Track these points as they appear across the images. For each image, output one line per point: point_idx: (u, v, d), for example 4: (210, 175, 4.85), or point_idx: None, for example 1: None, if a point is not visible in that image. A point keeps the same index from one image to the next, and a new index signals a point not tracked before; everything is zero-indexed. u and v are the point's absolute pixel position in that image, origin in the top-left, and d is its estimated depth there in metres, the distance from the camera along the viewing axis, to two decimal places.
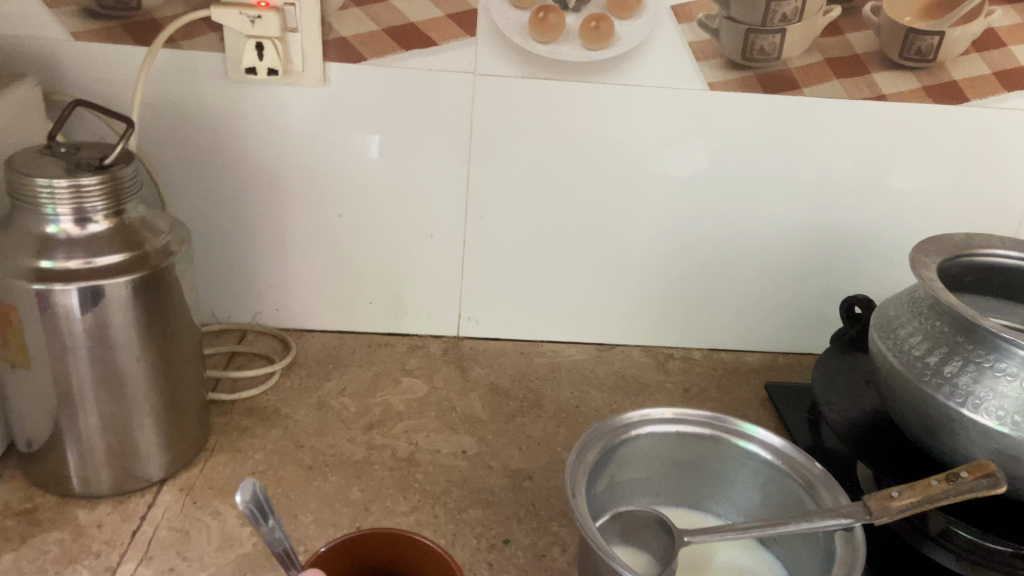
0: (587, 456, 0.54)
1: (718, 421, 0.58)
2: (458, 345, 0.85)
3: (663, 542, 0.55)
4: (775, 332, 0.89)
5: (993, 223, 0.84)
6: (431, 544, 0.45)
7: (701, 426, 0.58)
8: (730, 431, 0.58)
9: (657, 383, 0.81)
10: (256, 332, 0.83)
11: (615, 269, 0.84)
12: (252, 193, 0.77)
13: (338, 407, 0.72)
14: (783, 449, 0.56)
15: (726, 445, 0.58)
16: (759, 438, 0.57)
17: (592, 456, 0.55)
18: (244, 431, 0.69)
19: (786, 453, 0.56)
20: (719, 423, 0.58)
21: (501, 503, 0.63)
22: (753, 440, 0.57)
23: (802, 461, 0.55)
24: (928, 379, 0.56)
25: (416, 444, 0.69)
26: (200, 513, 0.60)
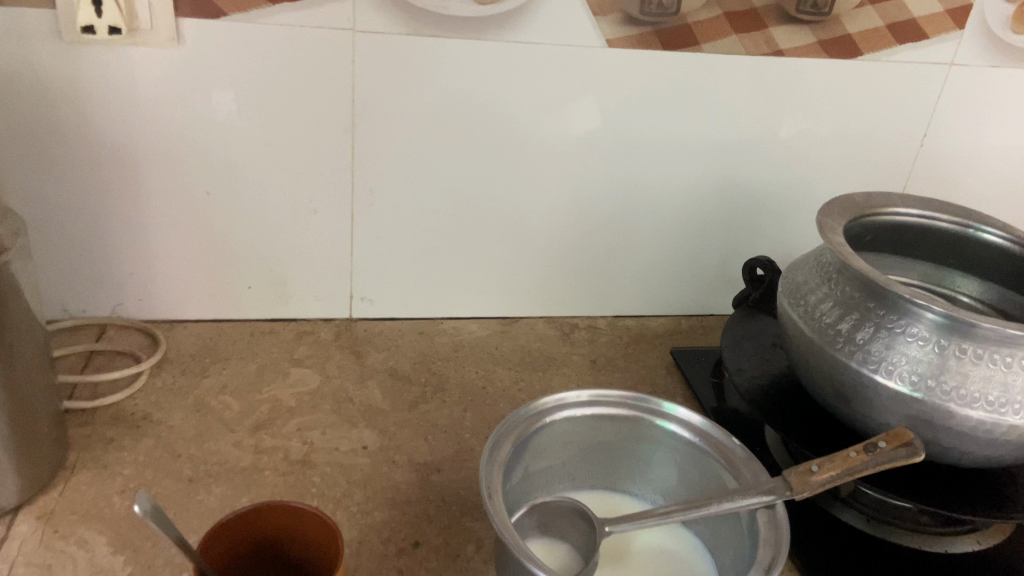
0: (501, 452, 0.51)
1: (631, 400, 0.55)
2: (352, 327, 0.79)
3: (583, 532, 0.53)
4: (677, 295, 0.88)
5: (884, 177, 0.84)
6: (302, 510, 0.42)
7: (617, 407, 0.55)
8: (645, 409, 0.55)
9: (564, 355, 0.78)
10: (118, 327, 0.74)
11: (516, 238, 0.80)
12: (104, 171, 0.67)
13: (219, 407, 0.65)
14: (701, 425, 0.54)
15: (642, 425, 0.55)
16: (678, 417, 0.55)
17: (505, 451, 0.51)
18: (110, 442, 0.61)
19: (706, 430, 0.54)
20: (637, 403, 0.55)
21: (409, 502, 0.59)
22: (672, 419, 0.54)
23: (723, 438, 0.53)
24: (841, 346, 0.54)
25: (311, 443, 0.63)
26: (64, 543, 0.52)
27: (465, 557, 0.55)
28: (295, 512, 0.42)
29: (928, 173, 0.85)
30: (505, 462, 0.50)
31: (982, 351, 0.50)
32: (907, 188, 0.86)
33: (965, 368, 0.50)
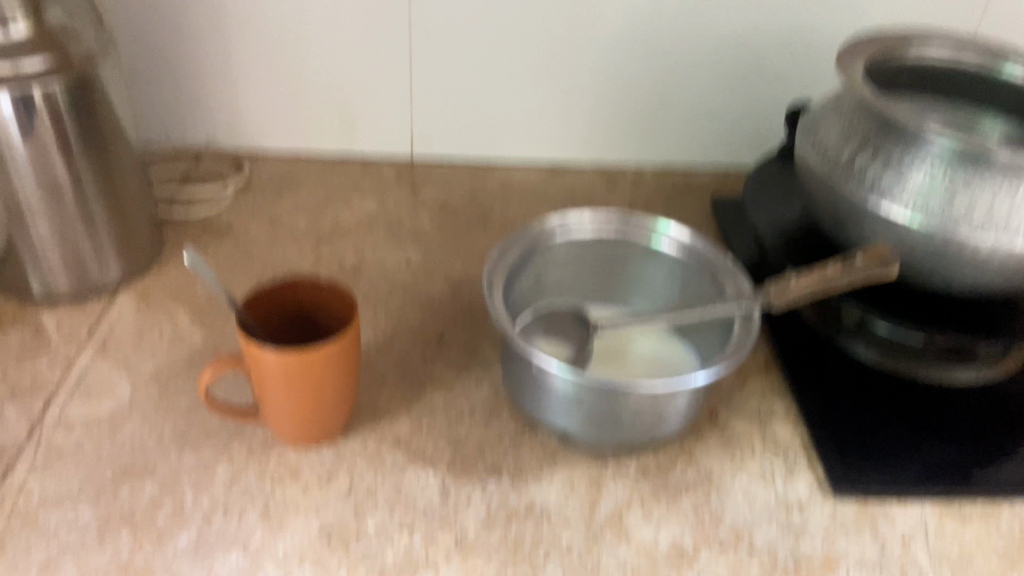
0: (507, 258, 0.57)
1: (635, 223, 0.60)
2: (412, 168, 0.86)
3: (580, 334, 0.59)
4: (729, 149, 0.89)
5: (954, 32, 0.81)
6: (325, 283, 0.51)
7: (621, 229, 0.60)
8: (647, 232, 0.60)
9: (605, 199, 0.83)
10: (212, 156, 0.85)
11: (568, 85, 0.83)
12: (192, 11, 0.76)
13: (289, 223, 0.75)
14: (696, 247, 0.59)
15: (643, 246, 0.60)
16: (672, 236, 0.59)
17: (511, 258, 0.57)
18: (197, 243, 0.71)
19: (697, 247, 0.58)
20: (633, 224, 0.60)
21: (440, 307, 0.67)
22: (665, 238, 0.59)
23: (712, 254, 0.58)
24: (839, 175, 0.57)
25: (363, 256, 0.72)
26: (154, 314, 0.63)
27: (482, 353, 0.63)
28: (321, 285, 0.51)
29: (1004, 27, 0.81)
30: (510, 268, 0.57)
31: (971, 176, 0.51)
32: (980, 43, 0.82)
33: (952, 191, 0.51)
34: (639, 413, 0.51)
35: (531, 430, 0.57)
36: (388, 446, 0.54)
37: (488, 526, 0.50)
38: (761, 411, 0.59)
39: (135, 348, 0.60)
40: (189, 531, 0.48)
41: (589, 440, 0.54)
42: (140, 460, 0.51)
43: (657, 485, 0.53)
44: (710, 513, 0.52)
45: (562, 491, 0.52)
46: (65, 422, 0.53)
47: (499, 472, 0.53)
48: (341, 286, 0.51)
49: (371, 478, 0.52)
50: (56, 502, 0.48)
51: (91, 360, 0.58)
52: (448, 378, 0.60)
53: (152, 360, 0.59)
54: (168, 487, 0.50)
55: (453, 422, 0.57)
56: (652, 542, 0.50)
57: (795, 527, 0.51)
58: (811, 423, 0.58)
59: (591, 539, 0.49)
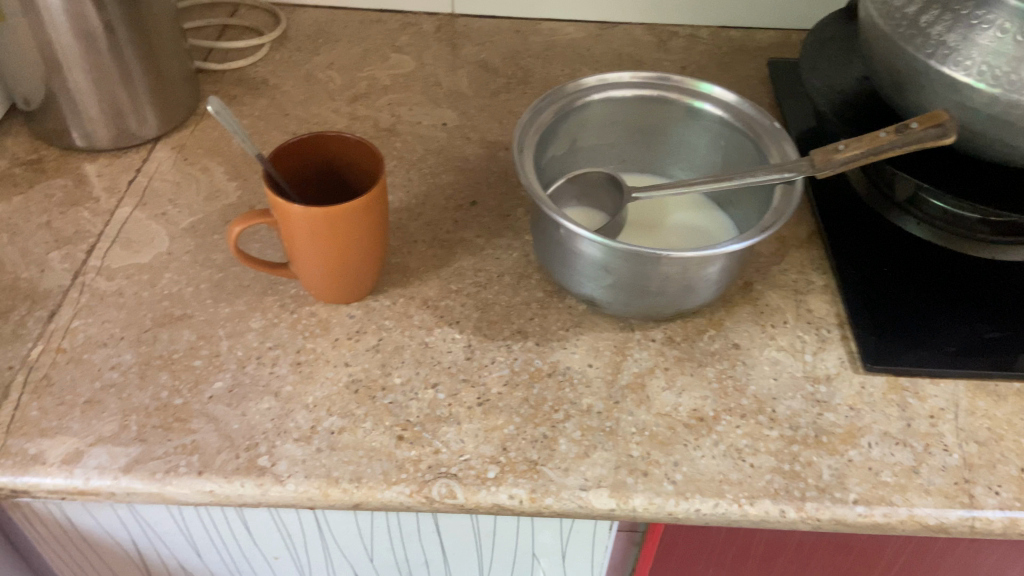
0: (539, 120, 0.55)
1: (678, 83, 0.56)
2: (453, 22, 0.82)
3: (614, 200, 0.58)
4: (794, 6, 0.82)
5: None
6: (349, 137, 0.50)
7: (663, 90, 0.57)
8: (690, 93, 0.56)
9: (653, 61, 0.79)
10: (248, 7, 0.82)
11: None
12: None
13: (324, 80, 0.73)
14: (742, 110, 0.55)
15: (685, 109, 0.57)
16: (716, 98, 0.56)
17: (543, 120, 0.55)
18: (233, 99, 0.70)
19: (741, 111, 0.55)
20: (675, 84, 0.56)
21: (475, 171, 0.66)
22: (708, 100, 0.56)
23: (758, 118, 0.54)
24: (903, 32, 0.52)
25: (398, 116, 0.70)
26: (191, 169, 0.63)
27: (514, 218, 0.62)
28: (348, 142, 0.50)
29: None
30: (542, 130, 0.55)
31: None
32: None
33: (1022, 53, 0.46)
34: (667, 281, 0.50)
35: (559, 295, 0.57)
36: (416, 305, 0.55)
37: (510, 385, 0.51)
38: (798, 284, 0.58)
39: (173, 200, 0.60)
40: (223, 376, 0.50)
41: (616, 307, 0.54)
42: (178, 308, 0.53)
43: (683, 352, 0.53)
44: (734, 382, 0.51)
45: (586, 355, 0.53)
46: (106, 269, 0.55)
47: (524, 335, 0.54)
48: (367, 141, 0.50)
49: (399, 336, 0.53)
50: (99, 343, 0.51)
51: (130, 210, 0.59)
52: (479, 242, 0.60)
53: (189, 213, 0.60)
54: (204, 334, 0.52)
55: (482, 284, 0.57)
56: (672, 407, 0.50)
57: (820, 400, 0.51)
58: (848, 299, 0.56)
59: (611, 402, 0.50)
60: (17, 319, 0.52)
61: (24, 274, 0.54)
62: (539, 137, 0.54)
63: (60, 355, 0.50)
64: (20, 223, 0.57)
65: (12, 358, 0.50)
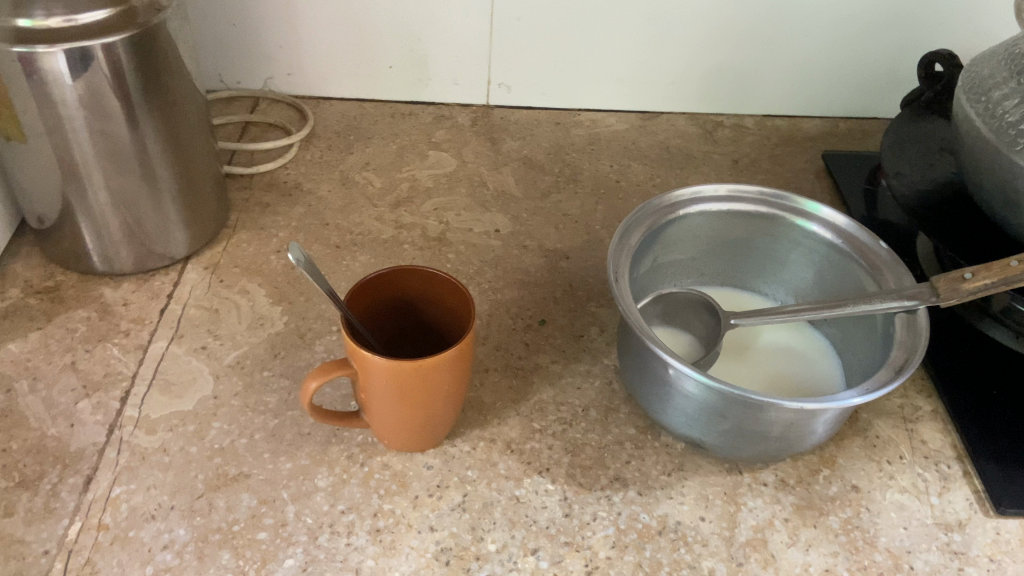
0: (633, 238, 0.50)
1: (769, 196, 0.53)
2: (488, 114, 0.78)
3: (707, 323, 0.53)
4: (841, 95, 0.79)
5: None
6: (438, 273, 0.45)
7: (754, 202, 0.53)
8: (783, 207, 0.53)
9: (703, 154, 0.75)
10: (270, 101, 0.76)
11: (665, 27, 0.74)
12: None
13: (362, 182, 0.68)
14: (842, 227, 0.52)
15: (779, 223, 0.53)
16: (820, 217, 0.53)
17: (638, 238, 0.50)
18: (266, 207, 0.65)
19: (848, 232, 0.52)
20: (776, 200, 0.53)
21: (538, 285, 0.61)
22: (813, 220, 0.53)
23: (866, 241, 0.51)
24: (1021, 149, 0.48)
25: (447, 222, 0.65)
26: (228, 292, 0.57)
27: (589, 338, 0.57)
28: (432, 278, 0.45)
29: None
30: (635, 251, 0.50)
31: None
32: None
33: None
34: (789, 427, 0.45)
35: (652, 432, 0.51)
36: (499, 451, 0.49)
37: (618, 547, 0.45)
38: (904, 411, 0.54)
39: (213, 331, 0.54)
40: (294, 552, 0.43)
41: (723, 450, 0.48)
42: (233, 466, 0.47)
43: (801, 499, 0.48)
44: (862, 534, 0.47)
45: (696, 506, 0.47)
46: (146, 421, 0.48)
47: (624, 483, 0.48)
48: (457, 279, 0.44)
49: (486, 490, 0.47)
50: (146, 517, 0.44)
51: (166, 345, 0.53)
52: (556, 370, 0.55)
53: (233, 346, 0.53)
54: (266, 498, 0.45)
55: (567, 422, 0.51)
56: (802, 568, 0.45)
57: (957, 551, 0.46)
58: (963, 428, 0.52)
59: (735, 564, 0.45)
60: (47, 488, 0.45)
61: (52, 431, 0.47)
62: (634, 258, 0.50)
63: (102, 533, 0.43)
64: (41, 366, 0.51)
65: (46, 540, 0.42)
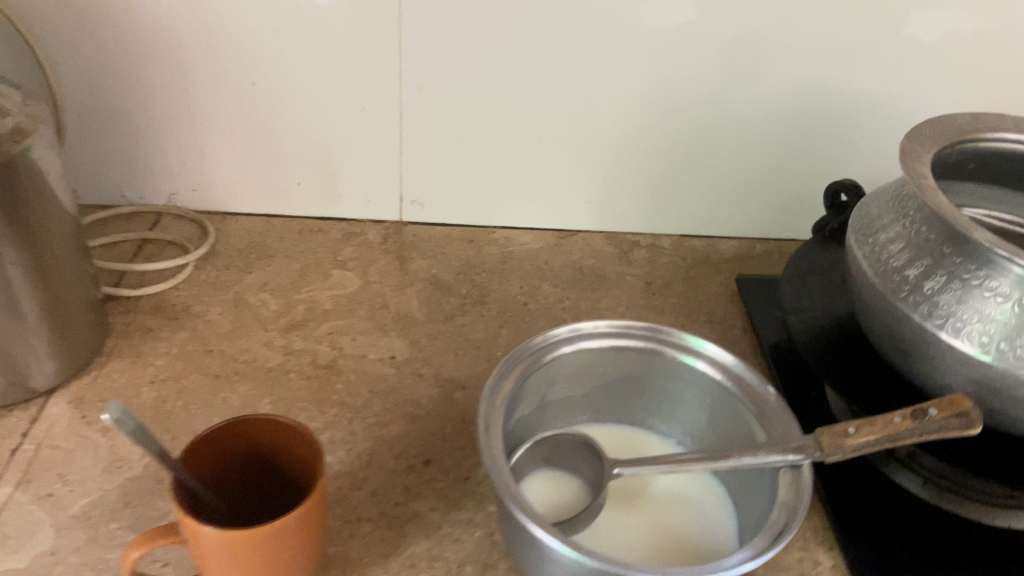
0: (510, 379, 0.48)
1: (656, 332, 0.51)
2: (401, 232, 0.77)
3: (592, 469, 0.50)
4: (755, 215, 0.80)
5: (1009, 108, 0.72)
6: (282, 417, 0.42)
7: (640, 339, 0.51)
8: (670, 344, 0.51)
9: (617, 275, 0.74)
10: (173, 216, 0.75)
11: (580, 149, 0.75)
12: (150, 54, 0.66)
13: (256, 304, 0.65)
14: (730, 367, 0.50)
15: (665, 360, 0.51)
16: (708, 355, 0.51)
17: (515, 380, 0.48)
18: (148, 333, 0.62)
19: (736, 372, 0.50)
20: (663, 337, 0.51)
21: (428, 418, 0.57)
22: (700, 357, 0.51)
23: (754, 383, 0.49)
24: (905, 296, 0.47)
25: (340, 348, 0.62)
26: (89, 429, 0.54)
27: (475, 481, 0.53)
28: (280, 426, 0.42)
29: None
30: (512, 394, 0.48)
31: None
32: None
33: None
34: None
35: None
36: None
37: None
38: (804, 567, 0.50)
39: (63, 475, 0.51)
40: None
41: None
42: None
43: None
44: None
45: None
46: None
47: None
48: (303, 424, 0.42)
49: None
50: None
51: (9, 492, 0.49)
52: (434, 518, 0.51)
53: (82, 493, 0.50)
54: None
55: None
56: None
57: None
58: None
59: None
60: None
61: None
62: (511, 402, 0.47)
63: None
64: None
65: None
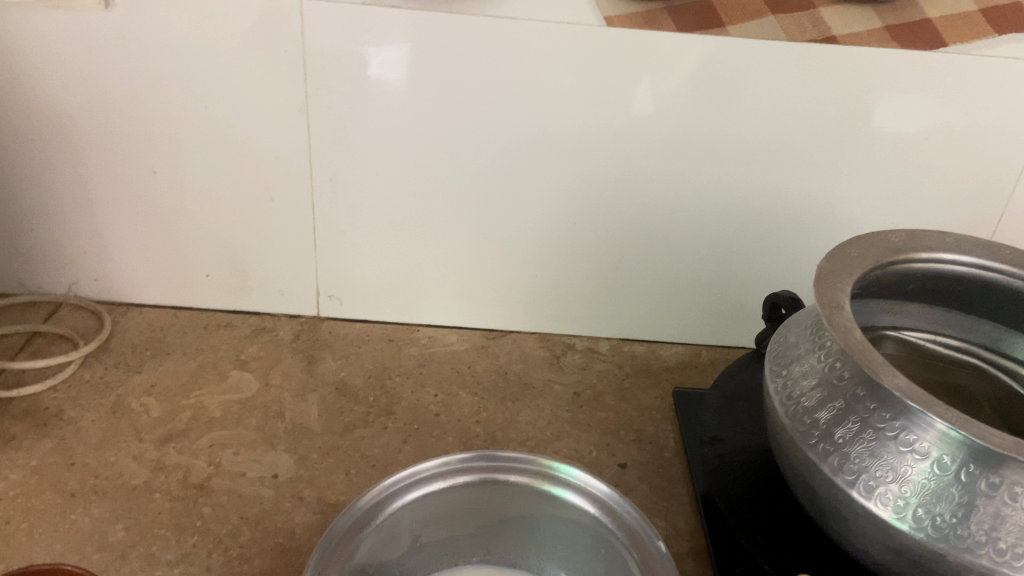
0: (361, 518, 0.45)
1: (536, 464, 0.48)
2: (316, 328, 0.72)
3: None
4: (699, 320, 0.75)
5: (966, 218, 0.67)
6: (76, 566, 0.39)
7: (513, 470, 0.48)
8: (547, 477, 0.48)
9: (543, 383, 0.68)
10: (72, 307, 0.70)
11: (507, 246, 0.70)
12: (46, 143, 0.63)
13: (136, 411, 0.60)
14: (613, 501, 0.46)
15: (543, 495, 0.48)
16: (580, 487, 0.47)
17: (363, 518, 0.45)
18: (9, 441, 0.57)
19: (609, 503, 0.46)
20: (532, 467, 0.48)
21: (298, 552, 0.51)
22: (570, 488, 0.47)
23: (630, 518, 0.45)
24: (815, 444, 0.41)
25: (217, 463, 0.57)
26: None
27: None
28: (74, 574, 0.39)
29: None
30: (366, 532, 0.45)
31: (997, 479, 0.35)
32: (1001, 231, 0.68)
33: (971, 500, 0.36)
34: None
35: None
36: None
37: None
38: None
39: None
40: None
41: None
42: None
43: None
44: None
45: None
46: None
47: None
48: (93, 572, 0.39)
49: None
50: None
51: None
52: None
53: None
54: None
55: None
56: None
57: None
58: None
59: None
60: None
61: None
62: (361, 537, 0.44)
63: None
64: None
65: None
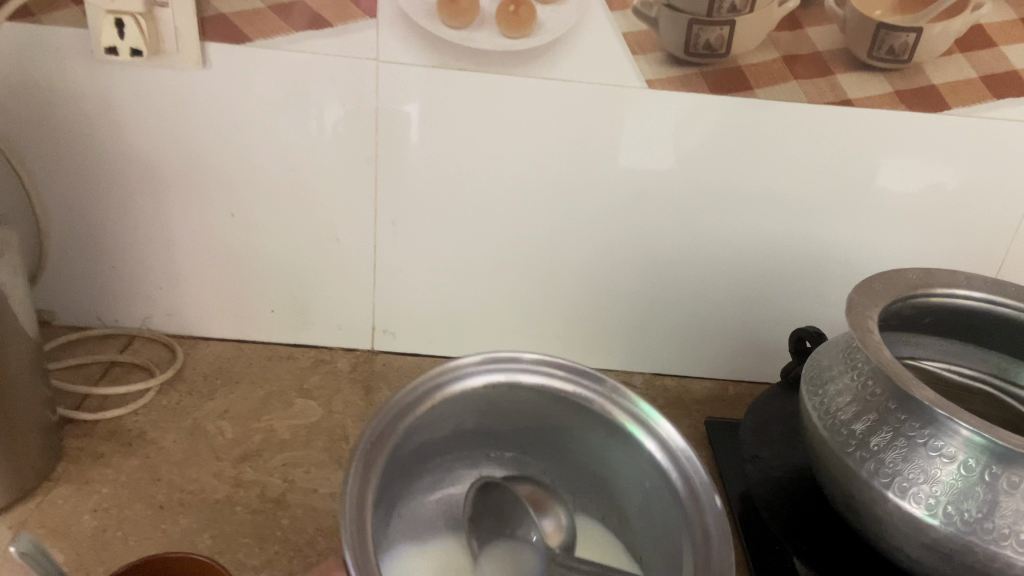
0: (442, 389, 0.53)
1: (614, 394, 0.54)
2: (371, 360, 0.78)
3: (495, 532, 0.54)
4: (726, 357, 0.80)
5: (972, 264, 0.74)
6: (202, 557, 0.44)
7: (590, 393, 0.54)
8: (629, 411, 0.53)
9: None
10: (144, 339, 0.76)
11: (551, 285, 0.76)
12: (134, 187, 0.69)
13: (212, 433, 0.65)
14: (682, 456, 0.51)
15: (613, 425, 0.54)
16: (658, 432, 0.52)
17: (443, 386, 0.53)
18: (99, 459, 0.61)
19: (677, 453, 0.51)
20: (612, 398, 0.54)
21: None
22: (648, 432, 0.52)
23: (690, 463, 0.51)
24: (853, 452, 0.46)
25: (291, 480, 0.61)
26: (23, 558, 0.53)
27: None
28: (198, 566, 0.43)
29: None
30: (436, 392, 0.52)
31: (1016, 479, 0.41)
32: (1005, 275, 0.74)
33: (994, 497, 0.41)
34: None
35: None
36: None
37: None
38: None
39: None
40: None
41: None
42: None
43: None
44: None
45: None
46: None
47: None
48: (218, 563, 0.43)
49: None
50: None
51: None
52: None
53: None
54: None
55: None
56: None
57: None
58: None
59: None
60: None
61: None
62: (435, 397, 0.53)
63: None
64: None
65: None
